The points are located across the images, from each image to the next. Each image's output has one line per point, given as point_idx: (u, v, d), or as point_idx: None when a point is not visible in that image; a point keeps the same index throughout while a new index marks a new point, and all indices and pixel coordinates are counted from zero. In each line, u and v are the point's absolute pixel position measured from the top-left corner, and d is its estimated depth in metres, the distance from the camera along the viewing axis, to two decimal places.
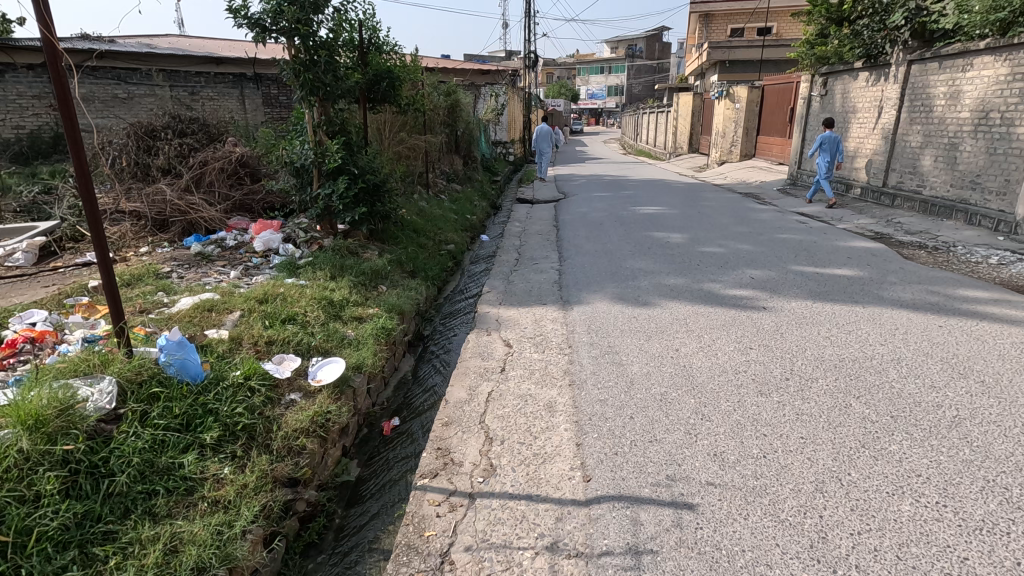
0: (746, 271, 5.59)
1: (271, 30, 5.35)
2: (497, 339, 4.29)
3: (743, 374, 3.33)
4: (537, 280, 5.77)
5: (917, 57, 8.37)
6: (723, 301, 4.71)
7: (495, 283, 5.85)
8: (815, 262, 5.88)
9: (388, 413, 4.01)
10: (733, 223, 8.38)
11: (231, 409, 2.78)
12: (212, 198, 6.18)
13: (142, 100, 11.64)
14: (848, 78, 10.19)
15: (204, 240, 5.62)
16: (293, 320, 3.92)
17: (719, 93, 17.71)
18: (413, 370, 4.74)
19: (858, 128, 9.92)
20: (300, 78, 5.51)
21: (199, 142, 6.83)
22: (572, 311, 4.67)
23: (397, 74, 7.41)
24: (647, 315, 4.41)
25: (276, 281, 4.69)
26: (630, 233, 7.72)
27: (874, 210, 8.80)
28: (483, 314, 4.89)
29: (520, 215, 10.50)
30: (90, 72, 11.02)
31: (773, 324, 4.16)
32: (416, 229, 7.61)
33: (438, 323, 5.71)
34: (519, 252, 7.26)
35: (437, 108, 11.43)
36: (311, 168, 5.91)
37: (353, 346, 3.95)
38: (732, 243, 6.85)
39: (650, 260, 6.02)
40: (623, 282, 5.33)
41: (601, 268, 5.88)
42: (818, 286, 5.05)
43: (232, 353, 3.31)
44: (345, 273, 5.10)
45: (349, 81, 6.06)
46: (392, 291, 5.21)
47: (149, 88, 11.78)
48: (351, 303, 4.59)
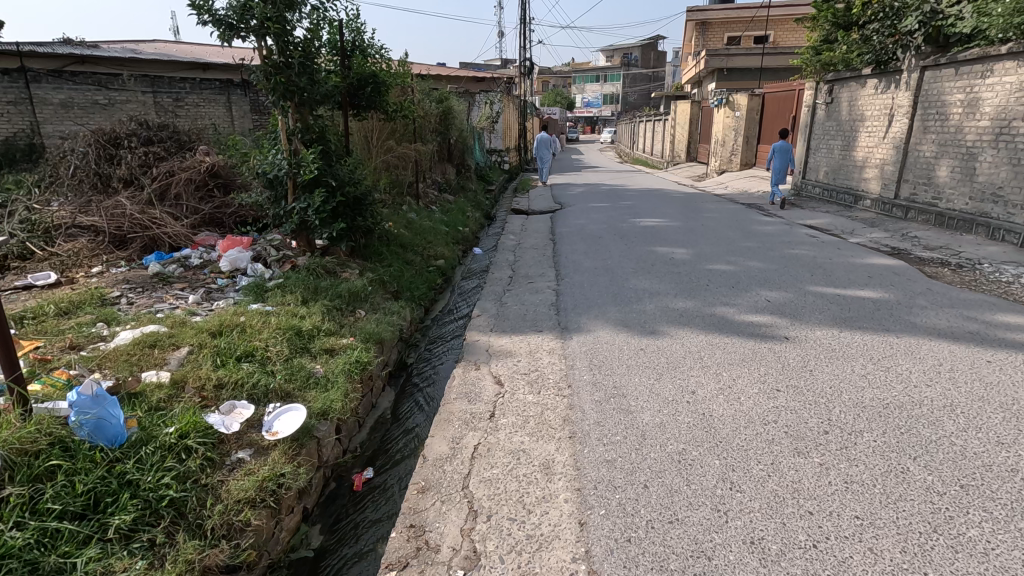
0: (761, 292, 5.11)
1: (240, 29, 4.87)
2: (486, 374, 3.78)
3: (774, 426, 2.83)
4: (532, 302, 5.27)
5: (932, 63, 7.98)
6: (739, 329, 4.22)
7: (486, 305, 5.34)
8: (834, 282, 5.40)
9: (361, 462, 3.50)
10: (739, 236, 7.92)
11: (155, 480, 2.28)
12: (178, 212, 5.66)
13: (124, 106, 11.07)
14: (857, 85, 9.78)
15: (166, 259, 5.11)
16: (252, 356, 3.41)
17: (717, 101, 17.34)
18: (394, 407, 4.23)
19: (867, 137, 9.51)
20: (271, 81, 5.02)
21: (167, 150, 6.32)
22: (570, 340, 4.17)
23: (383, 78, 6.94)
24: (655, 347, 3.91)
25: (239, 307, 4.18)
26: (632, 247, 7.24)
27: (887, 223, 8.37)
28: (472, 344, 4.38)
29: (514, 226, 10.02)
30: (69, 77, 10.43)
31: (799, 358, 3.67)
32: (402, 244, 7.10)
33: (423, 350, 5.20)
34: (513, 268, 6.76)
35: (428, 116, 10.94)
36: (285, 180, 5.41)
37: (320, 386, 3.44)
38: (742, 259, 6.38)
39: (655, 280, 5.54)
40: (626, 305, 4.83)
41: (602, 289, 5.39)
42: (841, 310, 4.57)
43: (170, 403, 2.80)
44: (319, 297, 4.60)
45: (327, 85, 5.58)
46: (371, 317, 4.70)
47: (132, 93, 11.23)
48: (322, 332, 4.08)
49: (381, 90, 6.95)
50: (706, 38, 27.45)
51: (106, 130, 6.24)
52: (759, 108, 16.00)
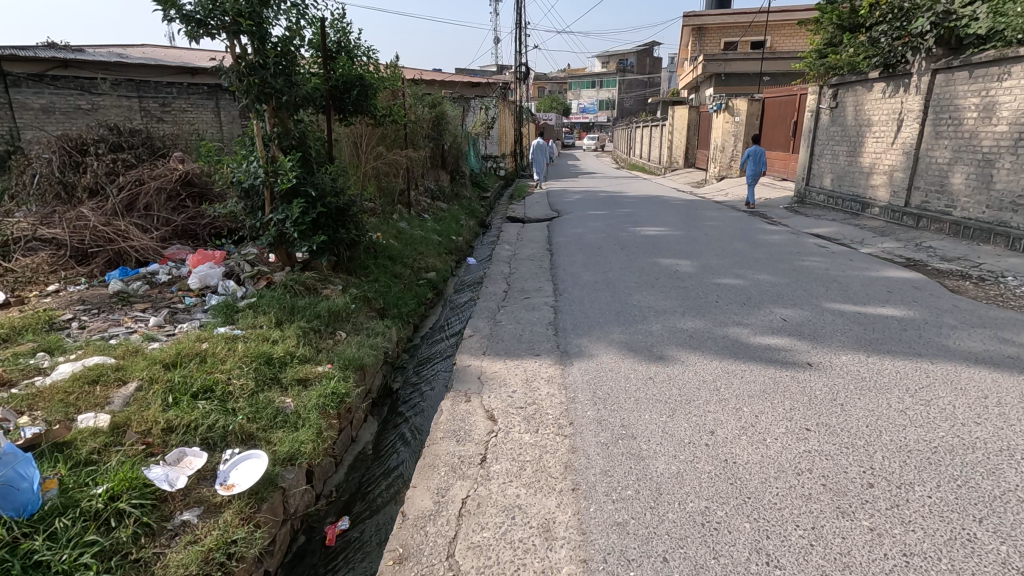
0: (775, 310, 4.74)
1: (210, 25, 4.46)
2: (477, 407, 3.38)
3: (809, 477, 2.44)
4: (528, 321, 4.88)
5: (943, 66, 7.67)
6: (757, 354, 3.83)
7: (479, 324, 4.95)
8: (852, 298, 5.04)
9: (336, 510, 3.10)
10: (746, 246, 7.56)
11: (70, 560, 1.88)
12: (148, 223, 5.25)
13: (108, 112, 10.66)
14: (863, 88, 9.49)
15: (130, 275, 4.70)
16: (211, 392, 3.00)
17: (716, 106, 17.07)
18: (377, 441, 3.83)
19: (875, 143, 9.19)
20: (245, 83, 4.62)
21: (138, 157, 5.92)
22: (570, 367, 3.78)
23: (370, 81, 6.57)
24: (665, 376, 3.53)
25: (204, 332, 3.77)
26: (633, 259, 6.86)
27: (898, 232, 8.04)
28: (462, 369, 3.99)
29: (510, 235, 9.64)
30: (50, 82, 10.02)
31: (826, 389, 3.29)
32: (391, 256, 6.71)
33: (410, 374, 4.81)
34: (508, 282, 6.37)
35: (421, 121, 10.56)
36: (262, 189, 5.00)
37: (290, 425, 3.05)
38: (751, 272, 6.01)
39: (661, 297, 5.16)
40: (629, 325, 4.45)
41: (603, 306, 5.01)
42: (866, 331, 4.19)
43: (106, 455, 2.39)
44: (294, 318, 4.20)
45: (308, 86, 5.19)
46: (353, 339, 4.31)
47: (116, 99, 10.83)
48: (295, 360, 3.68)
49: (368, 94, 6.57)
50: (703, 44, 27.25)
51: (72, 136, 5.85)
52: (759, 113, 15.70)
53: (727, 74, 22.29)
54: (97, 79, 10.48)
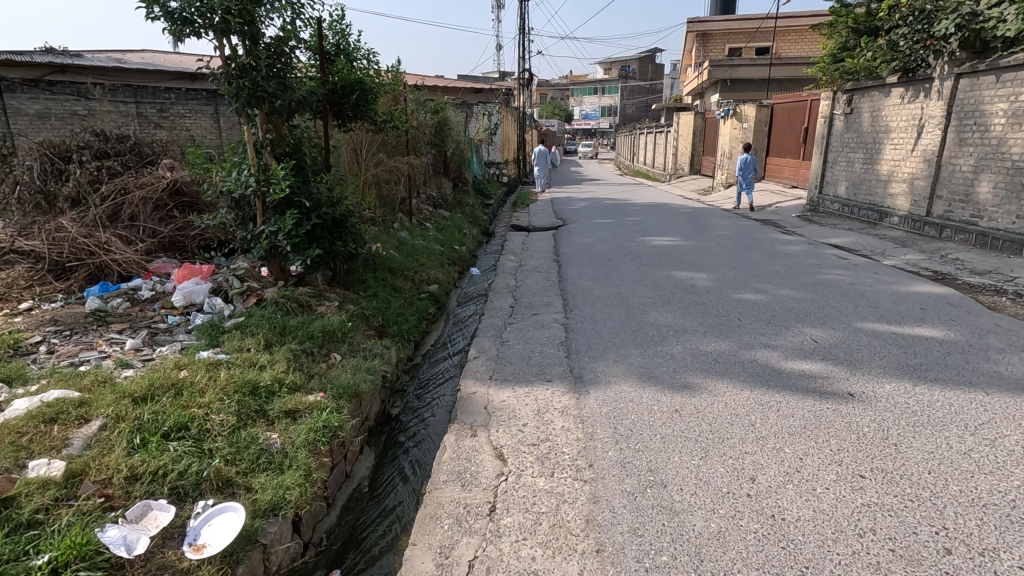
0: (804, 330, 4.39)
1: (198, 24, 4.15)
2: (484, 444, 3.06)
3: (874, 540, 2.09)
4: (538, 341, 4.54)
5: (968, 70, 7.36)
6: (791, 383, 3.48)
7: (485, 343, 4.62)
8: (885, 316, 4.69)
9: (326, 562, 2.75)
10: (763, 258, 7.23)
11: None
12: (132, 235, 4.93)
13: (105, 117, 10.39)
14: (880, 94, 9.18)
15: (111, 292, 4.38)
16: (185, 430, 2.67)
17: (723, 113, 16.78)
18: (373, 476, 3.49)
19: (894, 150, 8.87)
20: (236, 86, 4.30)
21: (125, 164, 5.61)
22: (586, 397, 3.44)
23: (370, 86, 6.25)
24: (692, 408, 3.18)
25: (184, 357, 3.44)
26: (646, 271, 6.52)
27: (920, 243, 7.71)
28: (468, 398, 3.65)
29: (515, 245, 9.32)
30: (46, 87, 9.74)
31: (874, 424, 2.94)
32: (391, 268, 6.39)
33: (410, 398, 4.47)
34: (515, 295, 6.04)
35: (423, 127, 10.25)
36: (253, 199, 4.68)
37: (274, 466, 2.70)
38: (772, 287, 5.67)
39: (679, 315, 4.83)
40: (648, 347, 4.12)
41: (618, 325, 4.68)
42: (906, 355, 3.85)
43: (54, 516, 2.06)
44: (285, 340, 3.87)
45: (302, 90, 4.88)
46: (349, 363, 3.97)
47: (114, 104, 10.59)
48: (284, 388, 3.34)
49: (368, 99, 6.24)
50: (707, 50, 27.04)
51: (55, 142, 5.54)
52: (767, 120, 15.40)
53: (733, 80, 22.04)
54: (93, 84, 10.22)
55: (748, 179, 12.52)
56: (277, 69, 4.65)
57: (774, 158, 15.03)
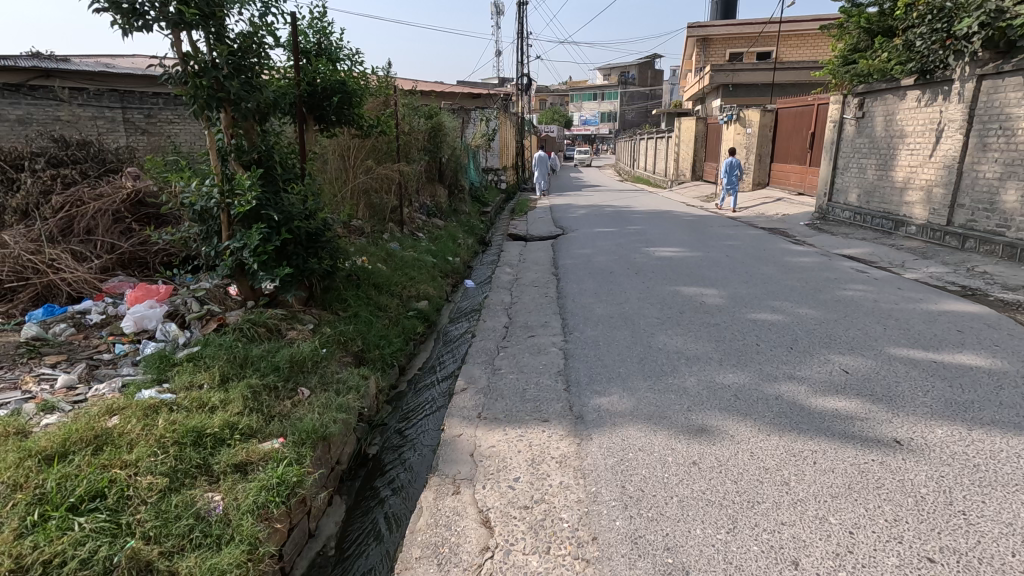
0: (831, 358, 3.92)
1: (150, 16, 3.65)
2: (467, 506, 2.58)
3: None
4: (534, 369, 4.07)
5: (991, 71, 6.93)
6: (825, 425, 3.00)
7: (475, 372, 4.14)
8: (919, 340, 4.22)
9: None
10: (775, 271, 6.77)
11: None
12: (87, 250, 4.47)
13: (91, 124, 9.87)
14: (894, 98, 8.75)
15: (55, 316, 3.91)
16: (101, 498, 2.20)
17: (726, 118, 16.37)
18: (341, 534, 3.00)
19: (909, 156, 8.44)
20: (193, 86, 3.82)
21: (84, 173, 5.16)
22: (587, 443, 2.96)
23: (353, 89, 5.93)
24: (712, 459, 2.71)
25: (121, 398, 2.96)
26: (651, 287, 6.05)
27: (941, 255, 7.26)
28: (452, 442, 3.18)
29: (511, 256, 8.86)
30: (27, 92, 9.27)
31: (934, 484, 2.45)
32: (377, 284, 5.92)
33: (391, 434, 3.99)
34: (510, 314, 5.56)
35: (416, 132, 9.83)
36: (217, 212, 4.20)
37: (209, 541, 2.22)
38: (789, 305, 5.21)
39: (690, 339, 4.36)
40: (657, 380, 3.64)
41: (622, 351, 4.20)
42: (952, 390, 3.37)
43: None
44: (244, 375, 3.39)
45: (271, 92, 4.42)
46: (318, 400, 3.49)
47: (98, 109, 10.00)
48: (235, 435, 2.86)
49: (352, 103, 5.95)
50: (708, 55, 26.68)
51: (8, 150, 5.10)
52: (772, 125, 14.99)
53: (735, 86, 21.66)
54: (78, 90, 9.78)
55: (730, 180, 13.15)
56: (243, 67, 4.18)
57: (779, 164, 14.61)
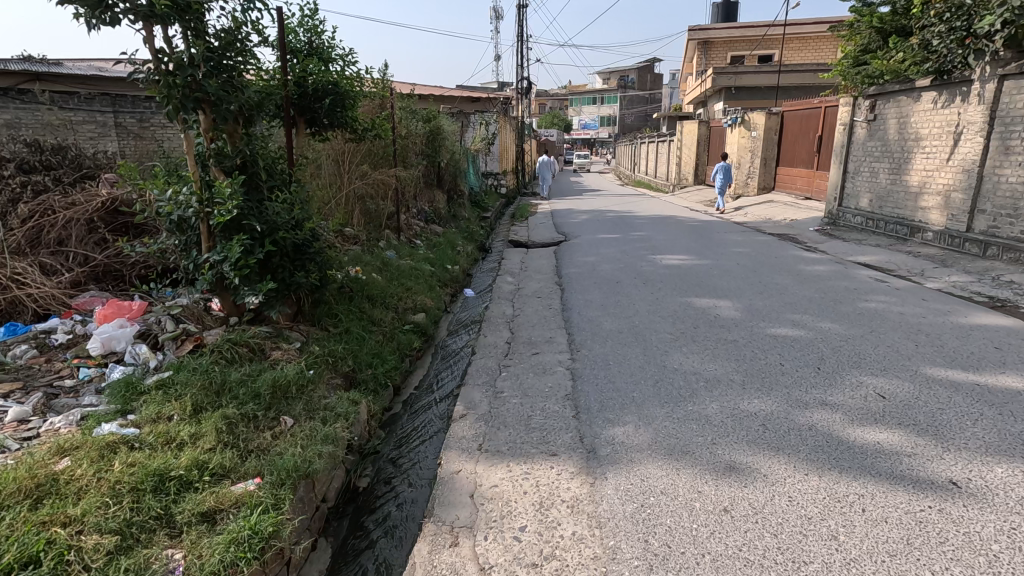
0: (864, 380, 3.59)
1: (119, 8, 3.33)
2: (467, 562, 2.25)
3: None
4: (539, 392, 3.74)
5: (1014, 71, 6.63)
6: (869, 462, 2.67)
7: (475, 396, 3.81)
8: (957, 360, 3.89)
9: None
10: (790, 280, 6.45)
11: None
12: (57, 263, 4.16)
13: (82, 129, 9.48)
14: (908, 99, 8.45)
15: (16, 336, 3.58)
16: (33, 567, 1.88)
17: (730, 122, 16.09)
18: None
19: (925, 160, 8.13)
20: (165, 85, 3.48)
21: (58, 180, 4.86)
22: (602, 484, 2.63)
23: (346, 90, 5.61)
24: (745, 506, 2.38)
25: (76, 434, 2.63)
26: (661, 299, 5.72)
27: (962, 263, 6.94)
28: (450, 480, 2.84)
29: (513, 264, 8.54)
30: (16, 95, 8.69)
31: (1008, 540, 2.12)
32: (371, 296, 5.59)
33: (384, 463, 3.65)
34: (511, 328, 5.23)
35: (414, 136, 9.52)
36: (195, 222, 3.88)
37: None
38: (809, 319, 4.88)
39: (708, 359, 4.03)
40: (676, 407, 3.31)
41: (635, 372, 3.87)
42: (1005, 419, 3.04)
43: None
44: (219, 404, 3.06)
45: (254, 92, 4.09)
46: (302, 430, 3.16)
47: (89, 113, 9.66)
48: (203, 478, 2.53)
49: (345, 105, 5.63)
50: (710, 58, 26.42)
51: None
52: (777, 128, 14.72)
53: (737, 89, 21.40)
54: (69, 94, 9.35)
55: (721, 185, 13.97)
56: (223, 65, 3.86)
57: (785, 168, 14.33)
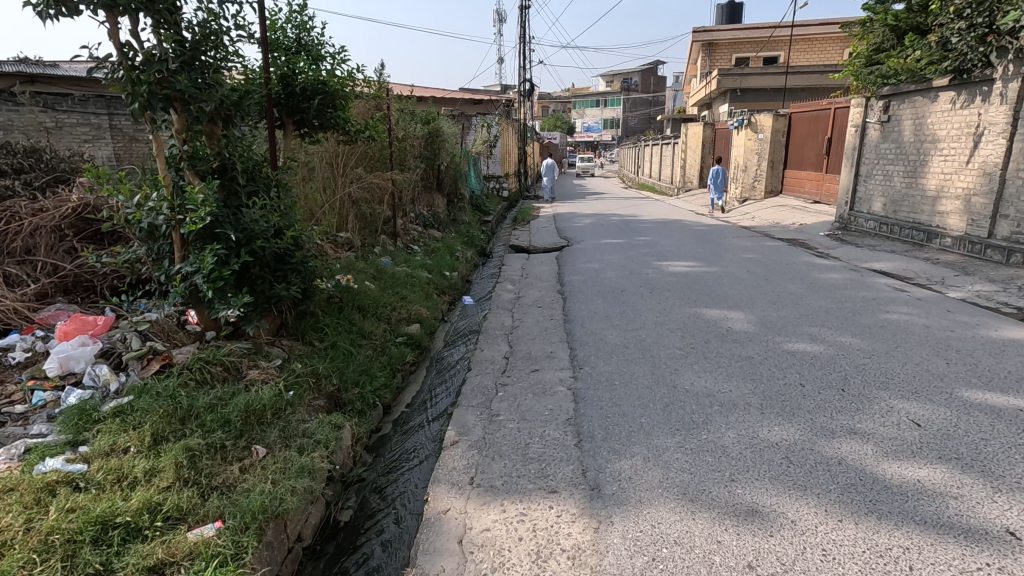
0: (895, 404, 3.27)
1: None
2: None
3: None
4: (538, 416, 3.43)
5: None
6: (912, 508, 2.34)
7: (468, 419, 3.50)
8: (994, 381, 3.56)
9: None
10: (804, 289, 6.13)
11: None
12: (22, 274, 3.88)
13: (76, 131, 9.20)
14: (924, 100, 8.13)
15: None
16: None
17: (736, 123, 15.76)
18: None
19: (943, 162, 7.80)
20: (129, 81, 3.19)
21: (28, 184, 4.58)
22: (607, 532, 2.31)
23: (336, 89, 5.30)
24: (772, 562, 2.06)
25: (12, 473, 2.34)
26: (668, 309, 5.40)
27: (985, 271, 6.61)
28: (436, 522, 2.54)
29: (513, 270, 8.25)
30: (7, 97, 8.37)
31: None
32: (362, 306, 5.30)
33: (369, 493, 3.34)
34: (510, 341, 4.92)
35: (412, 138, 9.23)
36: (166, 230, 3.59)
37: None
38: (828, 333, 4.56)
39: (721, 378, 3.72)
40: (689, 435, 3.00)
41: (643, 393, 3.56)
42: None
43: None
44: (181, 434, 2.77)
45: (232, 90, 3.80)
46: (275, 462, 2.85)
47: (83, 115, 9.35)
48: (153, 524, 2.23)
49: (335, 105, 5.34)
50: (714, 59, 26.09)
51: None
52: (785, 130, 14.40)
53: (743, 91, 21.07)
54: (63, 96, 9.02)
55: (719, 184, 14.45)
56: (197, 60, 3.57)
57: (794, 171, 14.00)
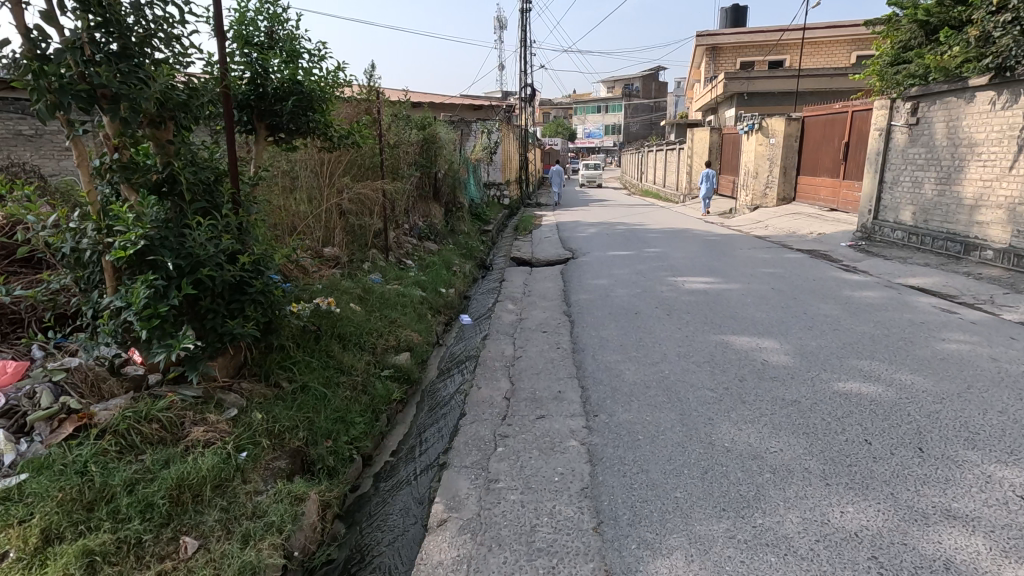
0: (991, 471, 2.62)
1: None
2: None
3: None
4: (546, 484, 2.77)
5: None
6: None
7: (460, 487, 2.84)
8: None
9: None
10: (839, 311, 5.49)
11: None
12: None
13: None
14: (959, 100, 7.51)
15: None
16: None
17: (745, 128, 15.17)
18: None
19: (982, 168, 7.17)
20: (32, 73, 2.55)
21: None
22: None
23: (314, 89, 4.68)
24: None
25: None
26: (691, 337, 4.75)
27: None
28: None
29: (515, 286, 7.63)
30: None
31: None
32: (343, 334, 4.66)
33: None
34: (512, 376, 4.27)
35: (406, 145, 8.62)
36: (93, 257, 2.96)
37: None
38: (880, 367, 3.92)
39: (768, 432, 3.06)
40: (740, 520, 2.35)
41: (674, 454, 2.90)
42: None
43: None
44: (79, 534, 2.12)
45: (175, 87, 3.17)
46: (207, 561, 2.21)
47: None
48: None
49: (313, 107, 4.73)
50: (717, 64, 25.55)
51: None
52: (798, 134, 13.73)
53: (750, 95, 20.51)
54: None
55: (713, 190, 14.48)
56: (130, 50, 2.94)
57: (807, 178, 13.40)
